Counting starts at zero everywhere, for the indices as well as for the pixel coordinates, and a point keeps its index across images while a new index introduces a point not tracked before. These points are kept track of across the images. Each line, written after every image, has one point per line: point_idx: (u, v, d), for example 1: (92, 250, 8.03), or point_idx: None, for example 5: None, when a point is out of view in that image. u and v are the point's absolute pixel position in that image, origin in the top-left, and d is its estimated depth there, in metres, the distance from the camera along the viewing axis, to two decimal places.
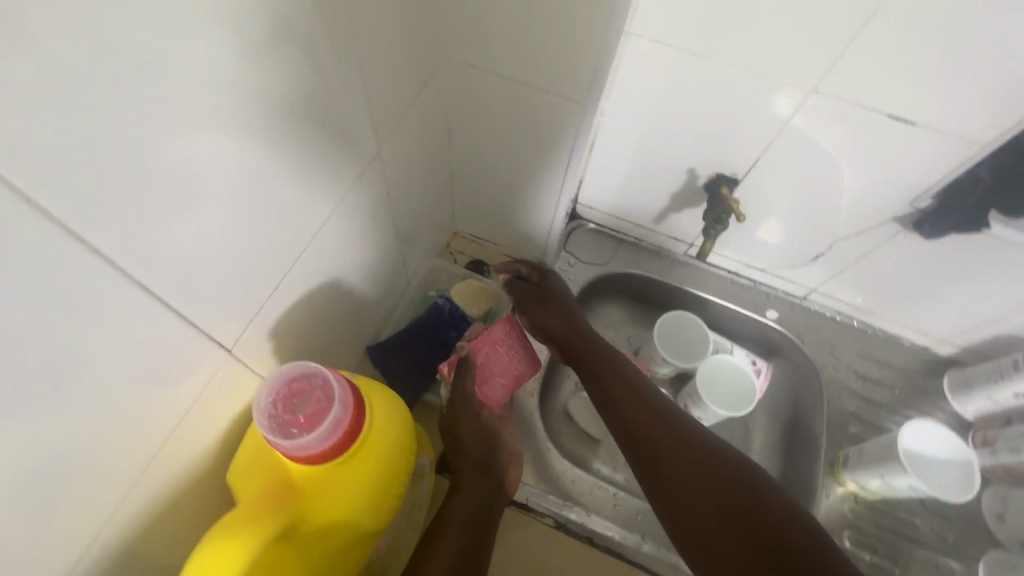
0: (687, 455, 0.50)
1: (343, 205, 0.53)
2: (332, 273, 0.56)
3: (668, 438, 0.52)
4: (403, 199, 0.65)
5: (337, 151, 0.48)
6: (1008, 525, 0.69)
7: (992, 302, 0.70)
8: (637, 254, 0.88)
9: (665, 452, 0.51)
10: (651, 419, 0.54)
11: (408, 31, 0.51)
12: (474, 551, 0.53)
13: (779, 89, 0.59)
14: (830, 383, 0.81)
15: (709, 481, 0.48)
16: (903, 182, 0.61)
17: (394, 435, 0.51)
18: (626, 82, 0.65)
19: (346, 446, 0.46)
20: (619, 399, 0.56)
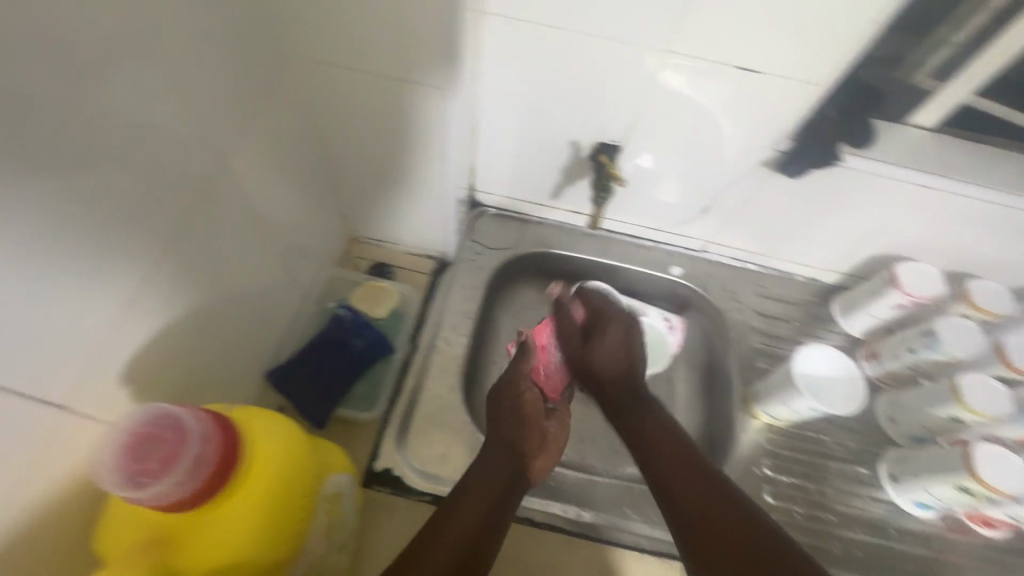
0: (712, 501, 0.57)
1: (195, 224, 0.49)
2: (204, 301, 0.52)
3: (699, 488, 0.59)
4: (272, 208, 0.62)
5: (169, 166, 0.44)
6: (898, 425, 0.77)
7: (860, 229, 0.77)
8: (542, 232, 0.89)
9: (701, 503, 0.57)
10: (689, 473, 0.60)
11: (224, 29, 0.48)
12: (475, 549, 0.53)
13: (640, 53, 0.60)
14: (736, 325, 0.85)
15: (734, 522, 0.54)
16: (764, 129, 0.65)
17: (278, 456, 0.47)
18: (496, 62, 0.64)
19: (210, 483, 0.42)
20: (663, 463, 0.63)
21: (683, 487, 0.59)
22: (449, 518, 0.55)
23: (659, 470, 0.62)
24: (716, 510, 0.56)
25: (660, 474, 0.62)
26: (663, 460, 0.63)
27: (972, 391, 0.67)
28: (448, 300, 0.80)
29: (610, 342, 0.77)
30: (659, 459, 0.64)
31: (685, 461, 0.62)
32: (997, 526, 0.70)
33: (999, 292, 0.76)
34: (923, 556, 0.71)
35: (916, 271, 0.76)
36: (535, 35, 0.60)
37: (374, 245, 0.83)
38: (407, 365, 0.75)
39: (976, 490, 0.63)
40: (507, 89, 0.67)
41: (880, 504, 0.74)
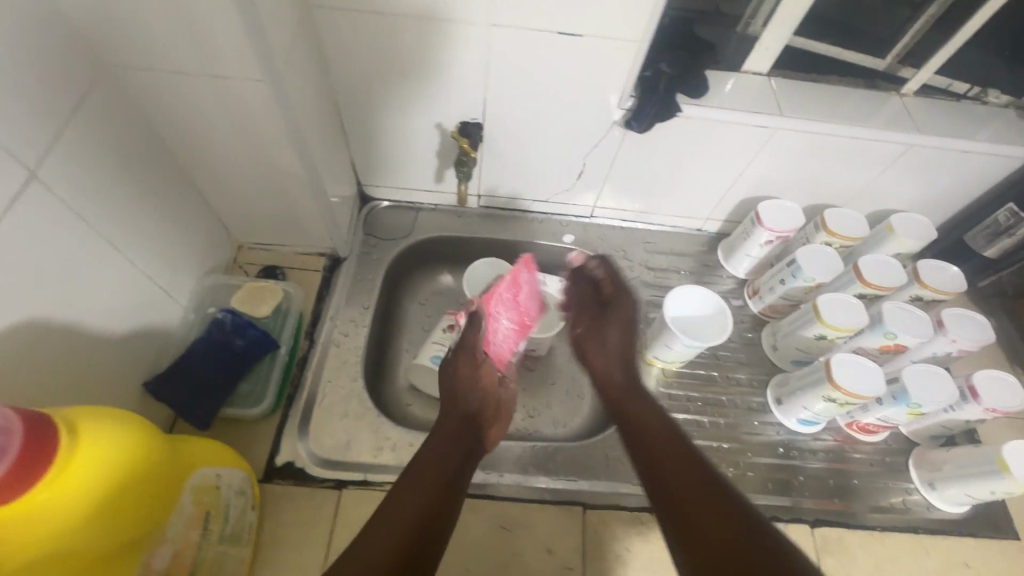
0: (683, 470, 0.53)
1: (61, 244, 0.49)
2: (74, 322, 0.52)
3: (670, 453, 0.55)
4: (153, 224, 0.61)
5: (20, 189, 0.44)
6: (780, 352, 0.82)
7: (721, 175, 0.82)
8: (436, 217, 0.92)
9: (670, 474, 0.53)
10: (674, 440, 0.57)
11: (62, 47, 0.47)
12: (441, 492, 0.52)
13: (471, 28, 0.62)
14: (629, 282, 0.90)
15: (701, 490, 0.50)
16: (606, 89, 0.69)
17: (113, 441, 0.42)
18: (341, 54, 0.66)
19: (23, 475, 0.36)
20: (649, 431, 0.59)
21: (660, 456, 0.56)
22: (409, 482, 0.53)
23: (648, 435, 0.59)
24: (685, 486, 0.51)
25: (646, 441, 0.58)
26: (654, 429, 0.59)
27: (831, 309, 0.73)
28: (343, 294, 0.81)
29: (610, 341, 0.72)
30: (647, 425, 0.60)
31: (677, 431, 0.58)
32: (874, 430, 0.76)
33: (854, 217, 0.82)
34: (815, 469, 0.75)
35: (775, 208, 0.82)
36: (369, 21, 0.62)
37: (263, 250, 0.82)
38: (305, 363, 0.74)
39: (840, 398, 0.68)
40: (360, 78, 0.69)
41: (772, 427, 0.79)
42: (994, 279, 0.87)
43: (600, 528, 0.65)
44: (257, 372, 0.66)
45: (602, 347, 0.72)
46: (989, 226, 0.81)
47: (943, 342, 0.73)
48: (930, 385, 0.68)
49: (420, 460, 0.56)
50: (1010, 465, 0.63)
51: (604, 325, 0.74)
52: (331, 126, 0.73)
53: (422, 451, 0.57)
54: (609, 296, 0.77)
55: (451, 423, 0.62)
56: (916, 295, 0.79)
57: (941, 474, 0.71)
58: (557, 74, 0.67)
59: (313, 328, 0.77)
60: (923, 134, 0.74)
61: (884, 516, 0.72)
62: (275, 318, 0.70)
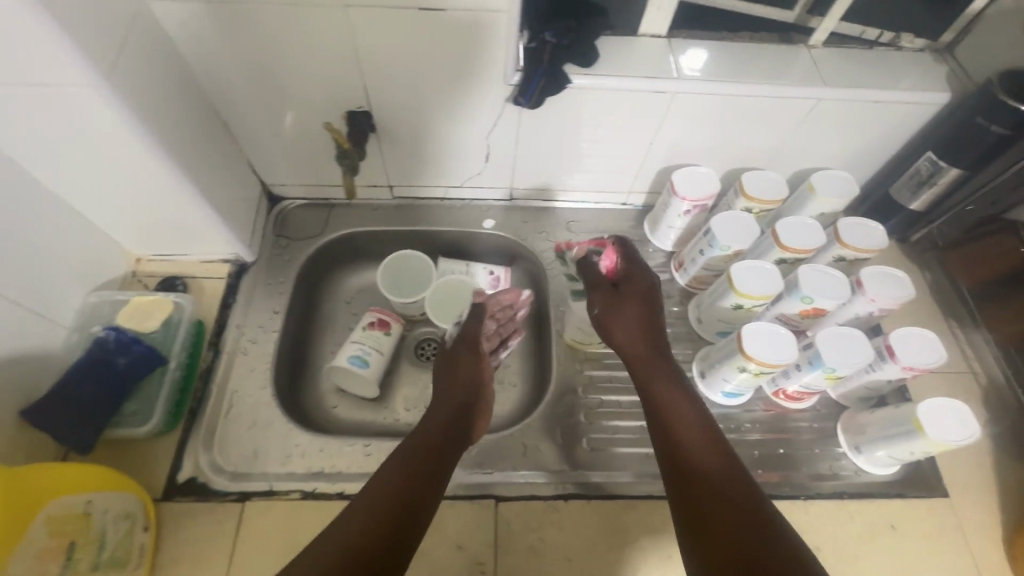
0: (715, 469, 0.51)
1: None
2: None
3: (700, 447, 0.53)
4: (13, 247, 0.58)
5: None
6: (705, 324, 0.80)
7: (632, 145, 0.79)
8: (349, 212, 0.89)
9: (702, 470, 0.51)
10: (703, 434, 0.54)
11: None
12: (422, 474, 0.52)
13: (329, 11, 0.59)
14: (552, 264, 0.87)
15: (737, 494, 0.48)
16: (489, 65, 0.66)
17: None
18: (201, 49, 0.62)
19: None
20: (677, 418, 0.56)
21: (687, 454, 0.53)
22: (395, 476, 0.51)
23: (676, 425, 0.56)
24: (715, 489, 0.49)
25: (674, 431, 0.55)
26: (683, 415, 0.56)
27: (745, 277, 0.70)
28: (251, 300, 0.79)
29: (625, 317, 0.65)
30: (677, 409, 0.57)
31: (706, 417, 0.56)
32: (800, 397, 0.74)
33: (773, 180, 0.79)
34: (743, 442, 0.73)
35: (689, 176, 0.79)
36: (220, 12, 0.58)
37: (163, 260, 0.78)
38: (209, 376, 0.71)
39: (754, 368, 0.67)
40: (231, 74, 0.66)
41: (699, 401, 0.77)
42: (924, 231, 0.84)
43: (513, 521, 0.64)
44: (146, 387, 0.65)
45: (630, 320, 0.65)
46: (911, 177, 0.78)
47: (864, 303, 0.71)
48: (846, 348, 0.66)
49: (409, 448, 0.55)
50: (924, 424, 0.61)
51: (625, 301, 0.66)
52: (210, 127, 0.70)
53: (411, 443, 0.56)
54: (619, 277, 0.69)
55: (443, 414, 0.61)
56: (838, 256, 0.76)
57: (866, 437, 0.69)
58: (434, 51, 0.64)
59: (218, 337, 0.74)
60: (832, 86, 0.71)
61: (814, 484, 0.70)
62: (166, 331, 0.68)
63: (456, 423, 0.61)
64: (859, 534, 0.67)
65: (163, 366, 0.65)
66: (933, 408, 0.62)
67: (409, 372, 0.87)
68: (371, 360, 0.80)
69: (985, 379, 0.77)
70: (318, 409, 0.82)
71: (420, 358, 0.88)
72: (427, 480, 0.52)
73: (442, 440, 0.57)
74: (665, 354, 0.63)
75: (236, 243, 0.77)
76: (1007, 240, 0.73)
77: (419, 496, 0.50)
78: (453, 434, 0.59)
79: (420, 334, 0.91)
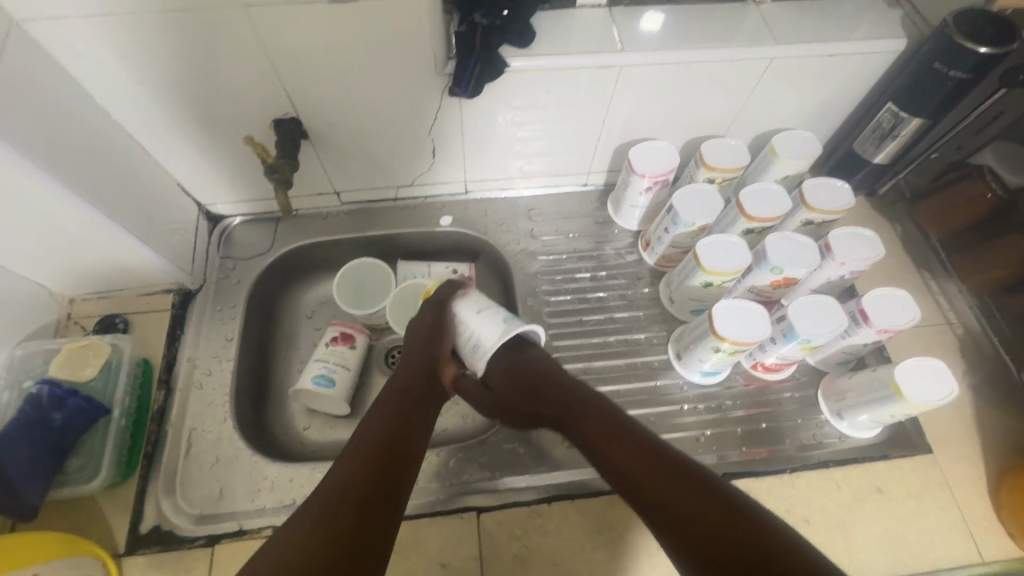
0: (665, 472, 0.50)
1: None
2: None
3: (645, 462, 0.52)
4: None
5: None
6: (677, 304, 0.77)
7: (584, 125, 0.75)
8: (297, 224, 0.84)
9: (654, 484, 0.50)
10: (642, 445, 0.54)
11: None
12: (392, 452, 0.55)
13: (229, 13, 0.53)
14: (515, 256, 0.84)
15: (693, 488, 0.48)
16: (418, 56, 0.61)
17: None
18: (97, 68, 0.57)
19: None
20: (615, 449, 0.55)
21: (637, 473, 0.52)
22: (354, 469, 0.52)
23: (617, 456, 0.54)
24: (672, 492, 0.48)
25: (616, 462, 0.54)
26: (615, 444, 0.55)
27: (710, 254, 0.68)
28: (200, 329, 0.74)
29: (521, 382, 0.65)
30: (610, 441, 0.56)
31: (641, 432, 0.55)
32: (778, 368, 0.73)
33: (734, 147, 0.76)
34: (725, 420, 0.72)
35: (646, 151, 0.75)
36: (107, 26, 0.52)
37: (100, 298, 0.73)
38: (164, 417, 0.67)
39: (728, 347, 0.64)
40: (136, 91, 0.60)
41: (677, 384, 0.75)
42: (891, 183, 0.82)
43: (496, 532, 0.62)
44: (89, 441, 0.61)
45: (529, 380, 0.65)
46: (873, 130, 0.75)
47: (834, 267, 0.68)
48: (820, 317, 0.64)
49: (366, 446, 0.55)
50: (903, 387, 0.60)
51: (521, 359, 0.66)
52: (122, 150, 0.64)
53: (363, 441, 0.55)
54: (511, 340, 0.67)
55: (390, 406, 0.61)
56: (805, 220, 0.73)
57: (847, 403, 0.68)
58: (355, 45, 0.59)
59: (169, 374, 0.70)
60: (783, 43, 0.67)
61: (798, 456, 0.69)
62: (106, 377, 0.65)
63: (408, 412, 0.61)
64: (846, 502, 0.66)
65: (106, 415, 0.62)
66: (909, 370, 0.61)
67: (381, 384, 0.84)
68: (337, 378, 0.77)
69: (961, 329, 0.76)
70: (289, 433, 0.79)
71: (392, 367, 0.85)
72: (388, 478, 0.52)
73: (392, 434, 0.57)
74: (581, 388, 0.63)
75: (171, 269, 0.72)
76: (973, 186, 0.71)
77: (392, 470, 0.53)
78: (405, 424, 0.59)
79: (390, 342, 0.88)
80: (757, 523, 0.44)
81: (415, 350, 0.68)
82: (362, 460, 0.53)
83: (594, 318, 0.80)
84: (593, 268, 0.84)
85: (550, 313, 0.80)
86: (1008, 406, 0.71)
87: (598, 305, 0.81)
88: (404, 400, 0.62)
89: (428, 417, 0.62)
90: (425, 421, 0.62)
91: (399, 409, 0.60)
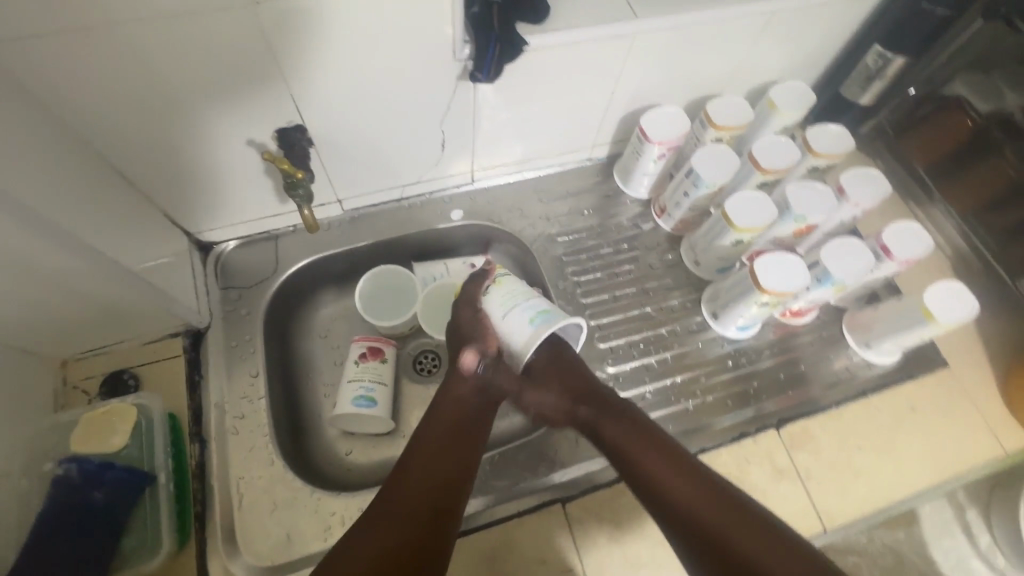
0: (707, 495, 0.53)
1: None
2: None
3: (685, 483, 0.54)
4: None
5: None
6: (703, 265, 0.79)
7: (592, 97, 0.74)
8: (300, 240, 0.78)
9: (696, 507, 0.52)
10: (679, 466, 0.55)
11: None
12: (443, 471, 0.56)
13: (232, 13, 0.48)
14: (535, 242, 0.82)
15: (735, 510, 0.51)
16: (433, 43, 0.58)
17: None
18: (70, 91, 0.49)
19: None
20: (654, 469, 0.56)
21: (677, 496, 0.53)
22: (413, 485, 0.55)
23: (654, 476, 0.55)
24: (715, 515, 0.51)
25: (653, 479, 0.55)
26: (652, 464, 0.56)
27: (740, 211, 0.69)
28: (222, 369, 0.68)
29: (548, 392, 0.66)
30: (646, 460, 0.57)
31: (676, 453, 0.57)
32: (805, 312, 0.76)
33: (735, 103, 0.75)
34: (767, 369, 0.75)
35: (657, 118, 0.75)
36: (90, 41, 0.46)
37: (97, 356, 0.66)
38: (204, 472, 0.62)
39: (771, 299, 0.67)
40: (120, 116, 0.53)
41: (716, 342, 0.77)
42: (873, 122, 0.87)
43: (586, 518, 0.63)
44: (140, 514, 0.56)
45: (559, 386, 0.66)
46: (860, 73, 0.79)
47: (849, 209, 0.72)
48: (849, 258, 0.68)
49: (420, 459, 0.57)
50: (933, 311, 0.64)
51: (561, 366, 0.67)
52: (105, 185, 0.56)
53: (415, 457, 0.57)
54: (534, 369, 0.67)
55: (444, 415, 0.62)
56: (811, 167, 0.76)
57: (875, 334, 0.73)
58: (367, 35, 0.55)
59: (199, 425, 0.64)
60: None
61: (837, 390, 0.74)
62: (139, 443, 0.58)
63: (462, 419, 0.62)
64: (885, 424, 0.72)
65: (152, 484, 0.57)
66: (936, 294, 0.65)
67: (415, 393, 0.79)
68: (377, 396, 0.72)
69: (951, 249, 0.83)
70: (332, 462, 0.73)
71: (422, 373, 0.80)
72: (446, 491, 0.55)
73: (446, 445, 0.59)
74: (619, 399, 0.64)
75: (180, 309, 0.66)
76: None
77: (444, 494, 0.55)
78: (459, 431, 0.61)
79: (414, 348, 0.82)
80: (789, 549, 0.48)
81: (461, 352, 0.66)
82: (417, 478, 0.55)
83: (625, 291, 0.80)
84: (613, 242, 0.83)
85: (581, 293, 0.79)
86: (1001, 312, 0.79)
87: (625, 278, 0.81)
88: (458, 408, 0.62)
89: (483, 422, 0.63)
90: (480, 425, 0.62)
91: (454, 415, 0.62)
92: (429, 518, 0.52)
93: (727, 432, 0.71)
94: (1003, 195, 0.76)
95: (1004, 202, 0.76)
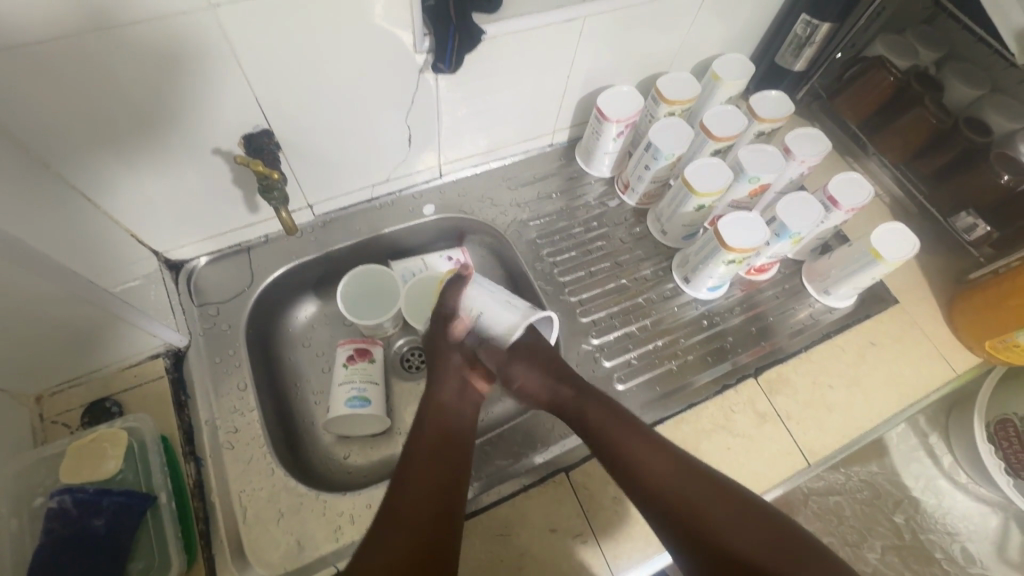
0: (714, 509, 0.53)
1: None
2: None
3: (688, 495, 0.54)
4: None
5: None
6: (670, 234, 0.83)
7: (549, 84, 0.77)
8: (273, 249, 0.77)
9: (682, 497, 0.54)
10: (695, 479, 0.55)
11: None
12: (442, 458, 0.59)
13: (191, 18, 0.48)
14: (509, 228, 0.84)
15: (738, 515, 0.52)
16: (393, 41, 0.60)
17: None
18: (23, 118, 0.48)
19: None
20: (657, 476, 0.56)
21: (681, 506, 0.54)
22: (414, 497, 0.54)
23: (660, 483, 0.56)
24: (716, 525, 0.52)
25: (652, 481, 0.56)
26: (654, 468, 0.56)
27: (700, 178, 0.73)
28: (209, 387, 0.67)
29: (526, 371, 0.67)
30: (651, 470, 0.57)
31: (687, 467, 0.56)
32: (767, 268, 0.81)
33: (683, 77, 0.79)
34: (740, 323, 0.80)
35: (612, 98, 0.78)
36: (42, 58, 0.45)
37: (72, 386, 0.64)
38: (203, 490, 0.62)
39: (737, 257, 0.71)
40: (77, 135, 0.52)
41: (690, 304, 0.81)
42: (807, 88, 0.94)
43: (590, 483, 0.65)
44: (145, 539, 0.56)
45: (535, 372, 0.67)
46: (791, 41, 0.85)
47: (796, 166, 0.76)
48: (802, 209, 0.73)
49: (415, 458, 0.58)
50: (880, 251, 0.70)
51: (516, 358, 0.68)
52: (68, 208, 0.55)
53: (409, 468, 0.57)
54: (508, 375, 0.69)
55: (429, 425, 0.62)
56: (759, 132, 0.80)
57: (832, 279, 0.78)
58: (328, 33, 0.55)
59: (192, 444, 0.64)
60: None
61: (803, 336, 0.79)
62: (134, 467, 0.58)
63: (447, 427, 0.62)
64: (849, 361, 0.78)
65: (153, 505, 0.56)
66: (882, 235, 0.71)
67: (407, 389, 0.80)
68: (370, 395, 0.71)
69: (889, 196, 0.90)
70: (332, 467, 0.72)
71: (410, 370, 0.81)
72: (448, 497, 0.55)
73: (438, 450, 0.59)
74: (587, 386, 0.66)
75: (160, 329, 0.65)
76: (878, 75, 0.84)
77: (449, 478, 0.57)
78: (445, 437, 0.61)
79: (401, 346, 0.83)
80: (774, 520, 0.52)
81: (438, 363, 0.68)
82: (417, 493, 0.55)
83: (599, 265, 0.83)
84: (583, 221, 0.86)
85: (560, 272, 0.82)
86: (938, 248, 0.86)
87: (598, 253, 0.84)
88: (440, 417, 0.63)
89: (467, 425, 0.64)
90: (465, 430, 0.63)
91: (436, 425, 0.62)
92: (436, 519, 0.53)
93: (710, 386, 0.74)
94: (929, 141, 0.83)
95: (929, 149, 0.84)
